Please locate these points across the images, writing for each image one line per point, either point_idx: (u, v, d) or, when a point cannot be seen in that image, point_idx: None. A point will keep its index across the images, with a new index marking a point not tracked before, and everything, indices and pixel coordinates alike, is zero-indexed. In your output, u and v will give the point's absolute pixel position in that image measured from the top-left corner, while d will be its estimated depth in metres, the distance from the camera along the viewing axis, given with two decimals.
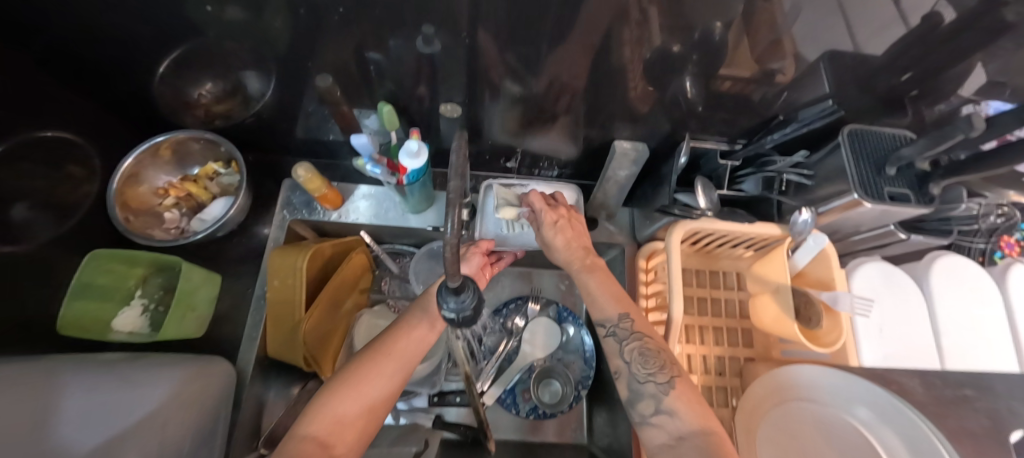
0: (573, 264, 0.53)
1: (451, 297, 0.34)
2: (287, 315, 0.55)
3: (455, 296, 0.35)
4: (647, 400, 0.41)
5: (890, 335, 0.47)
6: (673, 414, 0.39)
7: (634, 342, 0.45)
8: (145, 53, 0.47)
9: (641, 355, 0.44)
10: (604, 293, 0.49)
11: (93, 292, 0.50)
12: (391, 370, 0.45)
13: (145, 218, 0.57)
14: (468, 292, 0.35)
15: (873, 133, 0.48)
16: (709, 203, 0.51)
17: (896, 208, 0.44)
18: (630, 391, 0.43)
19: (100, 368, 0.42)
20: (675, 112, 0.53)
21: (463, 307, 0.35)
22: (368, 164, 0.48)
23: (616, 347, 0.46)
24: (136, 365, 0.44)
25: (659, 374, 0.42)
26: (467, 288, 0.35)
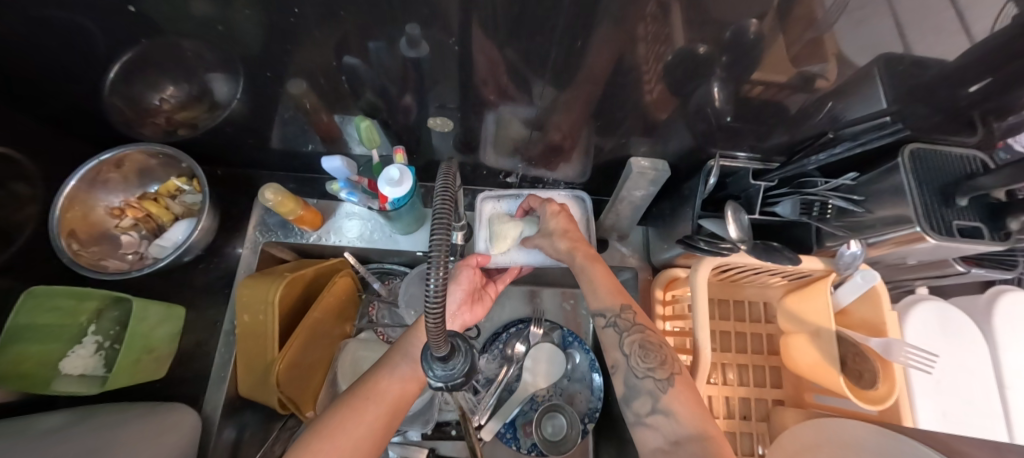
0: (573, 253, 0.45)
1: (437, 364, 0.29)
2: (257, 353, 0.48)
3: (443, 361, 0.29)
4: (644, 397, 0.35)
5: (948, 389, 0.41)
6: (670, 414, 0.33)
7: (636, 335, 0.39)
8: (82, 57, 0.40)
9: (641, 349, 0.38)
10: (603, 281, 0.43)
11: (36, 334, 0.43)
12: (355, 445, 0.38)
13: (100, 244, 0.51)
14: (457, 358, 0.30)
15: (940, 153, 0.40)
16: (742, 233, 0.43)
17: (966, 245, 0.37)
18: (626, 387, 0.38)
19: (69, 422, 0.39)
20: (702, 125, 0.46)
21: (452, 376, 0.29)
22: (342, 189, 0.43)
23: (615, 338, 0.40)
24: (110, 419, 0.41)
25: (660, 370, 0.36)
26: (457, 353, 0.30)
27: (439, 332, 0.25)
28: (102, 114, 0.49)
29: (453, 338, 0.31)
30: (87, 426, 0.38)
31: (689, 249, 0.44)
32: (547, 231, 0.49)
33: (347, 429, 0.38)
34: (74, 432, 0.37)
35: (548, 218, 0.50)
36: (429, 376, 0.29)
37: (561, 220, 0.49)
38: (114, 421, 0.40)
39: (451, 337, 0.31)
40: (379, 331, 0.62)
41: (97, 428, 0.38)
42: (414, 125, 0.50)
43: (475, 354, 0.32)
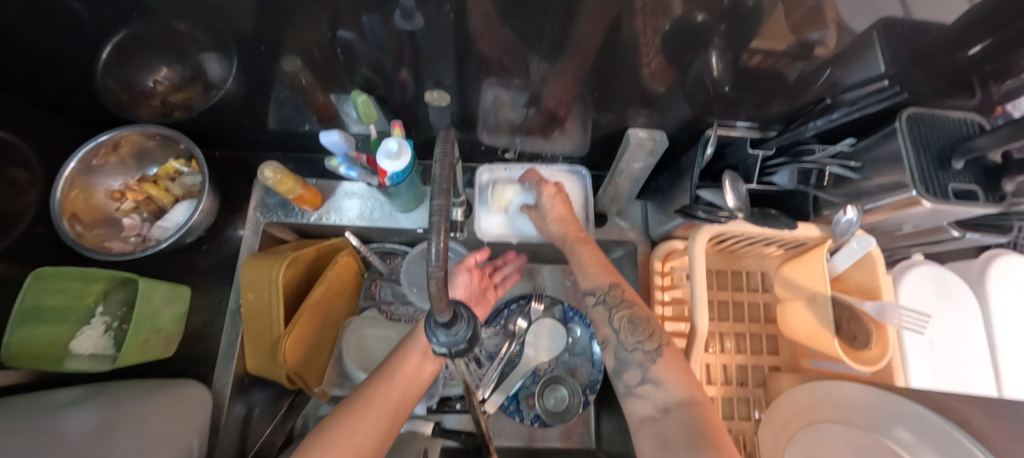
0: (566, 236, 0.48)
1: (441, 331, 0.29)
2: (263, 331, 0.49)
3: (445, 328, 0.30)
4: (634, 369, 0.37)
5: (941, 349, 0.41)
6: (659, 383, 0.35)
7: (625, 310, 0.41)
8: (75, 39, 0.40)
9: (630, 323, 0.40)
10: (593, 262, 0.45)
11: (45, 315, 0.44)
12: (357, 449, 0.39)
13: (103, 227, 0.51)
14: (459, 326, 0.30)
15: (939, 118, 0.40)
16: (739, 201, 0.43)
17: (959, 208, 0.38)
18: (616, 361, 0.39)
19: (74, 394, 0.40)
20: (701, 96, 0.46)
21: (455, 342, 0.30)
22: (341, 165, 0.42)
23: (606, 315, 0.42)
24: (118, 390, 0.42)
25: (649, 342, 0.38)
26: (459, 320, 0.30)
27: (441, 297, 0.25)
28: (96, 96, 0.48)
29: (457, 306, 0.32)
30: (79, 406, 0.37)
31: (686, 217, 0.46)
32: (543, 211, 0.50)
33: (350, 434, 0.39)
34: (68, 413, 0.36)
35: (546, 198, 0.50)
36: (432, 341, 0.30)
37: (556, 204, 0.49)
38: (111, 401, 0.39)
39: (455, 306, 0.31)
40: (383, 309, 0.63)
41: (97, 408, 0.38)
42: (411, 101, 0.50)
43: (478, 322, 0.33)
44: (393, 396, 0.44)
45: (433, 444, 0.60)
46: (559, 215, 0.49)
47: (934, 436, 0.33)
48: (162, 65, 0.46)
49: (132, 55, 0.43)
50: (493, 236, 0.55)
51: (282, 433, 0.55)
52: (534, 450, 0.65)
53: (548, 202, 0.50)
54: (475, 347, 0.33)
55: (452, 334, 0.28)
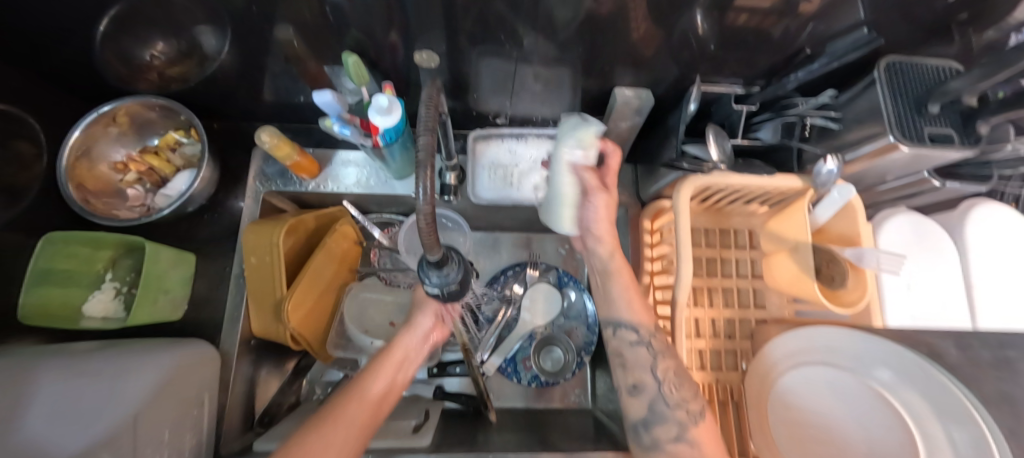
0: (614, 256, 0.50)
1: (433, 272, 0.31)
2: (268, 293, 0.51)
3: (438, 269, 0.32)
4: (671, 425, 0.41)
5: (919, 291, 0.43)
6: (695, 446, 0.40)
7: (667, 362, 0.44)
8: (68, 14, 0.40)
9: (674, 377, 0.43)
10: (629, 295, 0.49)
11: (58, 278, 0.46)
12: (353, 424, 0.39)
13: (109, 197, 0.53)
14: (450, 267, 0.32)
15: (916, 65, 0.41)
16: (721, 154, 0.46)
17: (935, 151, 0.39)
18: (649, 412, 0.43)
19: (77, 356, 0.39)
20: (691, 56, 0.46)
21: (447, 282, 0.32)
22: (335, 124, 0.44)
23: (647, 360, 0.44)
24: (122, 353, 0.41)
25: (691, 402, 0.42)
26: (450, 261, 0.32)
27: (431, 235, 0.27)
28: (95, 69, 0.49)
29: (448, 250, 0.34)
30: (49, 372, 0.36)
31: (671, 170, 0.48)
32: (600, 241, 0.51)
33: (346, 409, 0.40)
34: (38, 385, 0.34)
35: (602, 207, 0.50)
36: (426, 283, 0.32)
37: (602, 231, 0.51)
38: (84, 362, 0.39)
39: (447, 250, 0.33)
40: (383, 276, 0.64)
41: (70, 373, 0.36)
42: (403, 66, 0.50)
43: (469, 265, 0.35)
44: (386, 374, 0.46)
45: (435, 405, 0.64)
46: (610, 266, 0.51)
47: (910, 374, 0.36)
48: (159, 39, 0.47)
49: (128, 28, 0.44)
50: (491, 201, 0.56)
51: (290, 394, 0.58)
52: (535, 410, 0.67)
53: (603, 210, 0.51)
54: (465, 290, 0.36)
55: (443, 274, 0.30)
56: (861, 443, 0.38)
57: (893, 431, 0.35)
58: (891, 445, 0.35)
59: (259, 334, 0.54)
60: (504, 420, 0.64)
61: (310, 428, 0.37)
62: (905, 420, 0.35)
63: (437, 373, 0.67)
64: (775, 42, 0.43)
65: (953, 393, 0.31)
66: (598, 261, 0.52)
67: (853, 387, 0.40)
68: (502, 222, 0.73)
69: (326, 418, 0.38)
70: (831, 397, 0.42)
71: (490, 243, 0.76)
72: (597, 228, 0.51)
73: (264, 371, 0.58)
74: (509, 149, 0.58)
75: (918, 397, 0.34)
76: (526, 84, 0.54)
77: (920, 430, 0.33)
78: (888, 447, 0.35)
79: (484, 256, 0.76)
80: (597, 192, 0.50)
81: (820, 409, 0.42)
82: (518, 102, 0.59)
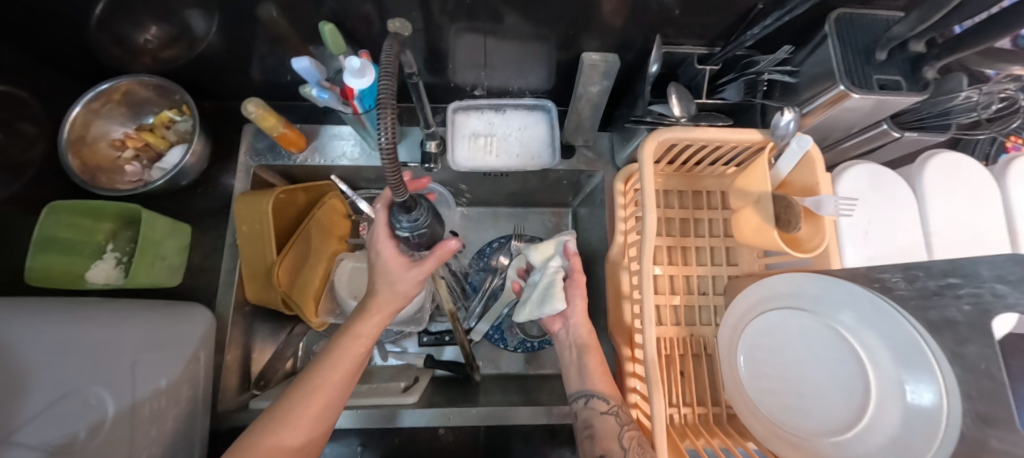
0: (580, 355, 0.52)
1: (403, 215, 0.37)
2: (261, 259, 0.55)
3: (407, 213, 0.38)
4: None
5: (876, 235, 0.45)
6: None
7: (633, 431, 0.43)
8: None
9: (640, 446, 0.41)
10: (599, 369, 0.50)
11: (61, 246, 0.49)
12: (346, 378, 0.43)
13: (109, 173, 0.56)
14: (418, 210, 0.38)
15: (864, 17, 0.43)
16: (685, 112, 0.48)
17: (887, 96, 0.41)
18: None
19: (67, 306, 0.43)
20: (655, 23, 0.48)
21: (415, 224, 0.38)
22: (314, 90, 0.47)
23: (615, 428, 0.44)
24: (111, 308, 0.45)
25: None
26: (417, 206, 0.38)
27: (397, 178, 0.32)
28: (92, 52, 0.52)
29: (416, 197, 0.39)
30: (25, 320, 0.39)
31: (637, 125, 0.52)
32: (570, 312, 0.54)
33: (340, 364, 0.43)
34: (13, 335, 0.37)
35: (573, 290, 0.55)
36: (398, 225, 0.38)
37: (580, 309, 0.54)
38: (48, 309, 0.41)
39: (415, 197, 0.39)
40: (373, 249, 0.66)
41: (46, 320, 0.40)
42: (379, 38, 0.52)
43: (434, 211, 0.41)
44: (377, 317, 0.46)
45: (425, 372, 0.66)
46: (584, 342, 0.53)
47: (872, 316, 0.36)
48: (151, 23, 0.50)
49: (120, 12, 0.47)
50: (473, 168, 0.58)
51: (284, 359, 0.61)
52: (525, 375, 0.70)
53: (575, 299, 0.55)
54: (433, 231, 0.42)
55: (411, 215, 0.37)
56: (819, 375, 0.39)
57: (844, 364, 0.38)
58: (846, 380, 0.37)
59: (254, 298, 0.57)
60: (493, 385, 0.66)
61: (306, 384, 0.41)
62: (862, 359, 0.37)
63: (428, 342, 0.70)
64: (734, 8, 0.45)
65: (916, 342, 0.33)
66: (572, 335, 0.54)
67: (817, 329, 0.40)
68: (488, 196, 0.75)
69: (322, 373, 0.42)
70: (801, 344, 0.41)
71: (477, 217, 0.79)
72: (576, 321, 0.54)
73: (259, 337, 0.62)
74: (489, 119, 0.61)
75: (880, 340, 0.36)
76: (501, 57, 0.57)
77: (877, 373, 0.35)
78: (844, 380, 0.37)
79: (472, 229, 0.79)
80: (575, 274, 0.55)
81: (783, 350, 0.42)
82: (495, 75, 0.61)
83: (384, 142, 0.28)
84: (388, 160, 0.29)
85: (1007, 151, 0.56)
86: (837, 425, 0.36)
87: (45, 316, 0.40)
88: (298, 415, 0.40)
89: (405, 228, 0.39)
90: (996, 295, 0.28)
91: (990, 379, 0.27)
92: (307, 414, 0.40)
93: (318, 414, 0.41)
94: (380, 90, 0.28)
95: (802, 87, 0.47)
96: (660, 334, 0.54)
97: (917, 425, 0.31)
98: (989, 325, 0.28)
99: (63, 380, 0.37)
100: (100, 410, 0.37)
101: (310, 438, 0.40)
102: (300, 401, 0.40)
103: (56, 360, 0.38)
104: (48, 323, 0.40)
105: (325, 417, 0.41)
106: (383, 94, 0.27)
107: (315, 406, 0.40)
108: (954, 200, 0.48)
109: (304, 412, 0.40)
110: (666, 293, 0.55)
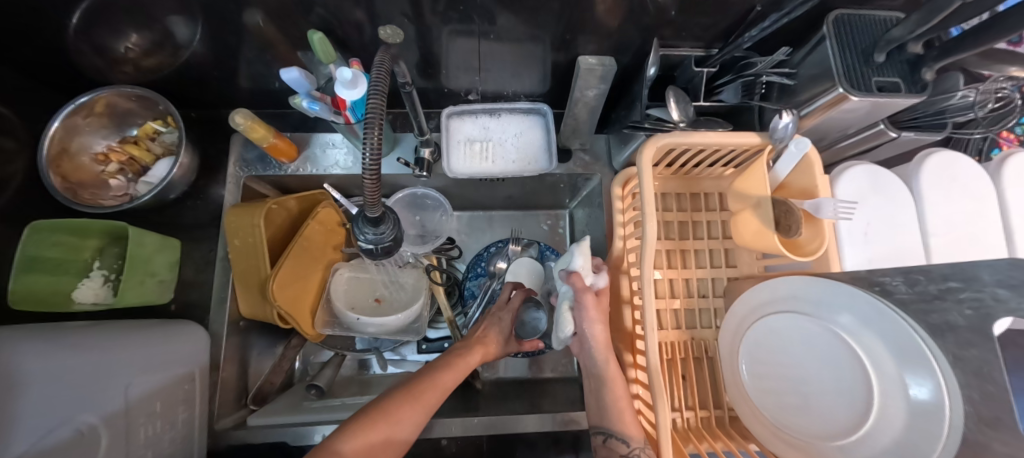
0: (603, 385, 0.49)
1: (369, 228, 0.35)
2: (254, 273, 0.53)
3: (374, 227, 0.36)
4: None
5: (875, 238, 0.45)
6: None
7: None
8: (41, 7, 0.42)
9: None
10: (623, 404, 0.47)
11: (45, 266, 0.47)
12: (426, 406, 0.45)
13: (92, 187, 0.54)
14: (386, 225, 0.36)
15: (862, 18, 0.43)
16: (683, 115, 0.48)
17: (886, 98, 0.40)
18: None
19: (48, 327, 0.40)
20: (652, 25, 0.47)
21: (381, 238, 0.36)
22: (305, 101, 0.46)
23: None
24: (101, 330, 0.43)
25: None
26: (387, 220, 0.37)
27: (375, 191, 0.32)
28: (70, 63, 0.50)
29: (387, 211, 0.38)
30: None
31: (635, 130, 0.52)
32: (587, 335, 0.52)
33: (427, 394, 0.46)
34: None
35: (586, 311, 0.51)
36: (361, 238, 0.36)
37: (601, 335, 0.51)
38: (7, 333, 0.36)
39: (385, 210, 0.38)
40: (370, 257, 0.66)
41: (21, 343, 0.35)
42: (370, 44, 0.51)
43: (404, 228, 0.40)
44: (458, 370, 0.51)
45: None
46: (606, 372, 0.50)
47: (875, 320, 0.36)
48: (131, 31, 0.48)
49: (99, 20, 0.45)
50: (468, 174, 0.57)
51: (281, 372, 0.61)
52: (525, 380, 0.70)
53: (592, 327, 0.51)
54: (399, 247, 0.40)
55: (377, 229, 0.35)
56: (823, 377, 0.39)
57: (846, 366, 0.38)
58: (850, 383, 0.37)
59: (247, 314, 0.56)
60: (493, 391, 0.66)
61: (388, 401, 0.43)
62: (863, 363, 0.36)
63: (426, 349, 0.69)
64: (733, 8, 0.44)
65: (917, 349, 0.33)
66: (591, 363, 0.51)
67: (820, 335, 0.40)
68: (483, 201, 0.75)
69: (406, 398, 0.44)
70: (802, 346, 0.41)
71: (474, 222, 0.79)
72: (592, 348, 0.51)
73: (255, 351, 0.61)
74: (484, 122, 0.60)
75: (880, 345, 0.36)
76: (496, 60, 0.56)
77: (878, 376, 0.35)
78: (848, 383, 0.37)
79: (468, 233, 0.78)
80: (585, 295, 0.51)
81: (786, 354, 0.42)
82: (489, 79, 0.60)
83: (368, 157, 0.30)
84: (370, 172, 0.31)
85: (999, 147, 0.57)
86: (842, 428, 0.36)
87: (35, 331, 0.38)
88: (378, 427, 0.40)
89: (369, 242, 0.37)
90: (997, 300, 0.29)
91: (991, 384, 0.27)
92: (380, 435, 0.40)
93: (388, 437, 0.40)
94: (369, 105, 0.30)
95: (799, 89, 0.47)
96: (662, 338, 0.54)
97: (919, 425, 0.32)
98: (989, 330, 0.28)
99: (48, 409, 0.33)
100: (93, 438, 0.35)
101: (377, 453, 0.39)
102: (381, 420, 0.41)
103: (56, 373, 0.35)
104: (13, 349, 0.34)
105: (396, 436, 0.41)
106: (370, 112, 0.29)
107: (395, 422, 0.42)
108: (951, 199, 0.48)
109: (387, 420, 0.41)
110: (664, 297, 0.55)
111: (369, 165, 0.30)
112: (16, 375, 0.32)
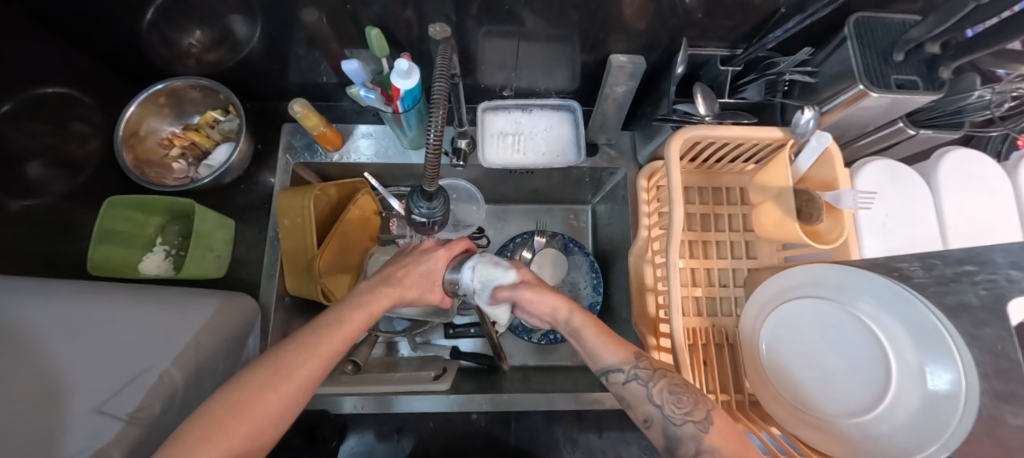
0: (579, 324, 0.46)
1: (423, 202, 0.40)
2: (301, 252, 0.57)
3: (427, 202, 0.41)
4: (688, 443, 0.36)
5: (893, 228, 0.48)
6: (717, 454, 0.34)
7: (661, 380, 0.39)
8: (123, 8, 0.46)
9: (672, 393, 0.38)
10: (604, 336, 0.44)
11: (118, 238, 0.52)
12: (328, 355, 0.38)
13: (157, 168, 0.59)
14: (437, 201, 0.41)
15: (881, 20, 0.46)
16: (709, 110, 0.51)
17: (905, 95, 0.43)
18: (666, 437, 0.38)
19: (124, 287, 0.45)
20: (679, 25, 0.50)
21: (433, 212, 0.41)
22: (361, 91, 0.51)
23: (642, 391, 0.39)
24: (173, 292, 0.48)
25: (696, 410, 0.36)
26: (437, 196, 0.41)
27: (433, 167, 0.36)
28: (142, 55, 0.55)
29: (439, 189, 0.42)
30: (73, 306, 0.39)
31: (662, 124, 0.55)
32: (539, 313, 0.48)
33: (331, 339, 0.39)
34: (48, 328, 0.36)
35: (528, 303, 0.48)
36: (415, 211, 0.41)
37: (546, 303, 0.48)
38: (98, 299, 0.41)
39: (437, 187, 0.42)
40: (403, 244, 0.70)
41: (102, 309, 0.40)
42: (416, 41, 0.54)
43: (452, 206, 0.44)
44: (354, 321, 0.41)
45: (452, 363, 0.67)
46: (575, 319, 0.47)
47: (894, 304, 0.38)
48: (196, 28, 0.52)
49: (170, 17, 0.50)
50: (501, 164, 0.61)
51: None
52: (544, 364, 0.72)
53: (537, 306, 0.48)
54: (446, 221, 0.44)
55: (431, 204, 0.40)
56: (835, 360, 0.41)
57: (862, 349, 0.40)
58: (862, 368, 0.39)
59: (292, 290, 0.60)
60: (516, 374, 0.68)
61: (251, 381, 0.34)
62: (882, 346, 0.39)
63: (452, 334, 0.72)
64: (759, 12, 0.47)
65: (941, 337, 0.34)
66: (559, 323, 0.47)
67: (841, 321, 0.42)
68: (510, 194, 0.78)
69: (269, 377, 0.34)
70: (816, 328, 0.43)
71: (500, 214, 0.82)
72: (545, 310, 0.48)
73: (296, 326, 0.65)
74: (515, 117, 0.64)
75: (903, 330, 0.38)
76: (529, 59, 0.59)
77: (898, 358, 0.37)
78: (858, 368, 0.39)
79: (495, 225, 0.81)
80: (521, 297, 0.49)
81: (806, 341, 0.43)
82: (521, 77, 0.64)
83: (431, 137, 0.34)
84: (432, 149, 0.34)
85: (1018, 148, 0.58)
86: (859, 407, 0.38)
87: (122, 296, 0.43)
88: (276, 384, 0.34)
89: (422, 215, 0.42)
90: (1009, 281, 0.31)
91: (1005, 359, 0.30)
92: (274, 397, 0.34)
93: (289, 393, 0.35)
94: (433, 92, 0.33)
95: (821, 87, 0.50)
96: (685, 324, 0.56)
97: (934, 406, 0.34)
98: (1003, 308, 0.31)
99: (120, 361, 0.38)
100: (170, 385, 0.40)
101: (282, 414, 0.34)
102: (272, 378, 0.34)
103: (129, 330, 0.40)
104: (96, 310, 0.39)
105: (299, 390, 0.35)
106: (436, 97, 0.33)
107: (296, 373, 0.36)
108: (969, 195, 0.50)
109: (251, 413, 0.32)
110: (687, 284, 0.58)
111: (432, 143, 0.34)
112: (85, 341, 0.37)
